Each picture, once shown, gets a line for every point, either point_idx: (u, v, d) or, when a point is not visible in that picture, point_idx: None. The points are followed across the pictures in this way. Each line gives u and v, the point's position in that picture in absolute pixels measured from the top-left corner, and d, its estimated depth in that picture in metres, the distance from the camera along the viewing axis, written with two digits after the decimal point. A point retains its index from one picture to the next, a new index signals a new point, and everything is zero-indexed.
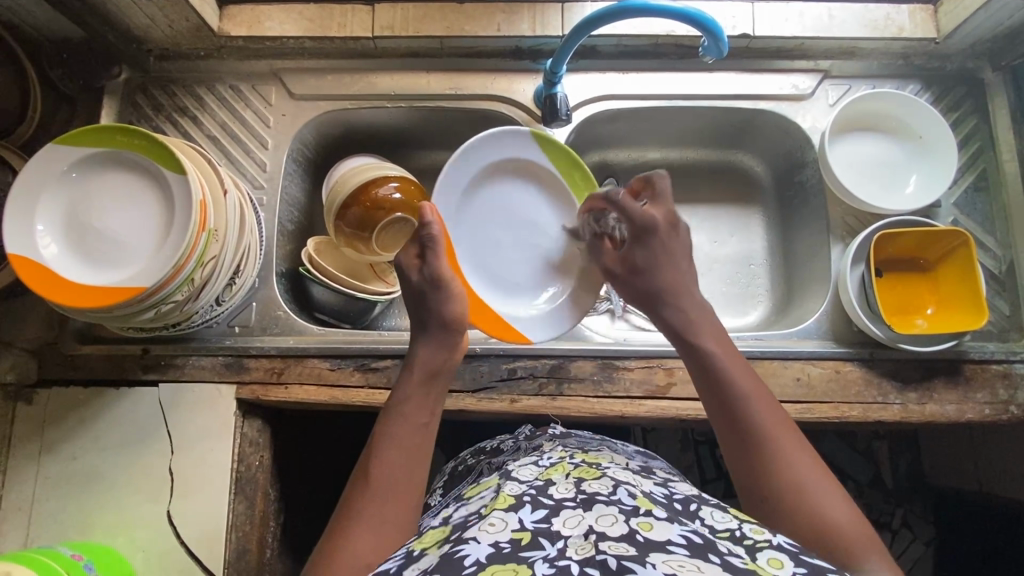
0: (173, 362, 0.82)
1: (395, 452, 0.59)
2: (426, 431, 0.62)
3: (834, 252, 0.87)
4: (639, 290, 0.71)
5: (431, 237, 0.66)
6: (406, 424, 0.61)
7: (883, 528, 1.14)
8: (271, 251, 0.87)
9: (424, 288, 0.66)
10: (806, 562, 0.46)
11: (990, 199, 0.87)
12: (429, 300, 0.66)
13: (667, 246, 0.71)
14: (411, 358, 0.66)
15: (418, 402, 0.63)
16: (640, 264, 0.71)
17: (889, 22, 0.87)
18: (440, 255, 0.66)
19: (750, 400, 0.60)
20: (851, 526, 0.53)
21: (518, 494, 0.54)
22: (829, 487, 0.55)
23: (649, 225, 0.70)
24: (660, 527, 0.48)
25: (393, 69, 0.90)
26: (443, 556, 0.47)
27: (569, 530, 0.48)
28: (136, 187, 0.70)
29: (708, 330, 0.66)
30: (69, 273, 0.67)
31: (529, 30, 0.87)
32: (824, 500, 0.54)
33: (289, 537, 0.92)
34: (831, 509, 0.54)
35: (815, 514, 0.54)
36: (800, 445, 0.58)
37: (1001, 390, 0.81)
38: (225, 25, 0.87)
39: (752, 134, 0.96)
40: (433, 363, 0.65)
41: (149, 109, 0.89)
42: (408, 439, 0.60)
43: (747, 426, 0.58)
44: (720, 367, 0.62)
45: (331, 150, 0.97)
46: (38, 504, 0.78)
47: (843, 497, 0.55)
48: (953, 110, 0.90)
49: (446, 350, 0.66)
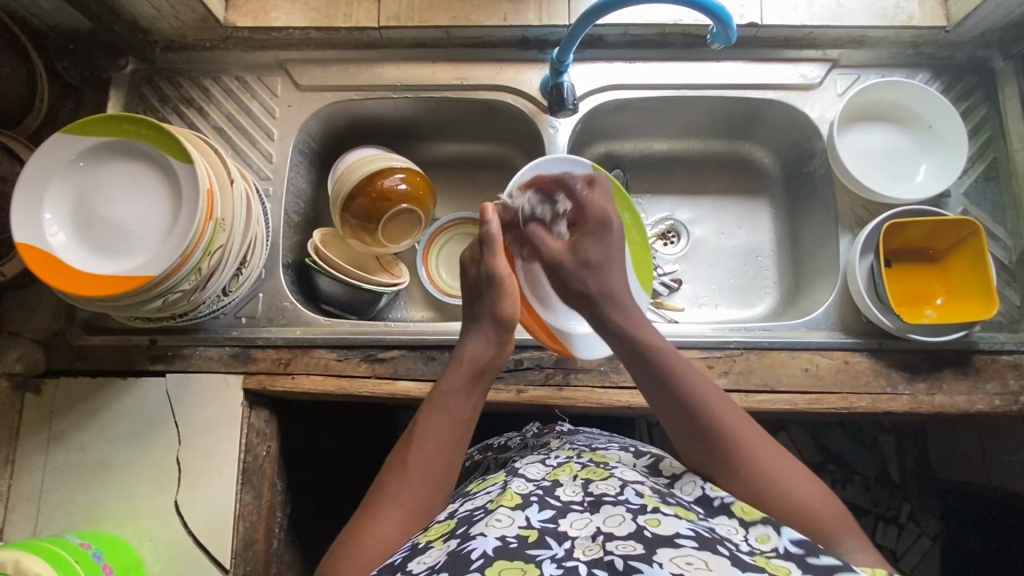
0: (180, 353, 0.82)
1: (434, 442, 0.59)
2: (467, 423, 0.62)
3: (842, 243, 0.86)
4: (594, 286, 0.69)
5: (491, 238, 0.69)
6: (447, 414, 0.61)
7: (889, 522, 1.13)
8: (276, 243, 0.86)
9: (480, 284, 0.69)
10: (814, 563, 0.46)
11: (1000, 189, 0.87)
12: (485, 296, 0.68)
13: (615, 236, 0.72)
14: (460, 352, 0.66)
15: (462, 395, 0.63)
16: (591, 260, 0.70)
17: (899, 11, 0.86)
18: (498, 254, 0.69)
19: (705, 396, 0.60)
20: (831, 512, 0.55)
21: (525, 493, 0.54)
22: (790, 466, 0.57)
23: (598, 215, 0.73)
24: (668, 522, 0.47)
25: (399, 59, 0.90)
26: (452, 552, 0.47)
27: (576, 531, 0.48)
28: (144, 177, 0.70)
29: (647, 328, 0.66)
30: (81, 262, 0.67)
31: (535, 20, 0.87)
32: (794, 484, 0.55)
33: (297, 529, 0.92)
34: (799, 490, 0.55)
35: (785, 497, 0.55)
36: (757, 431, 0.58)
37: (1012, 380, 0.80)
38: (231, 16, 0.87)
39: (760, 125, 0.96)
40: (481, 360, 0.65)
41: (156, 101, 0.89)
42: (448, 431, 0.60)
43: (704, 423, 0.58)
44: (667, 366, 0.62)
45: (338, 142, 0.96)
46: (47, 494, 0.79)
47: (806, 475, 0.56)
48: (963, 99, 0.89)
49: (494, 348, 0.66)
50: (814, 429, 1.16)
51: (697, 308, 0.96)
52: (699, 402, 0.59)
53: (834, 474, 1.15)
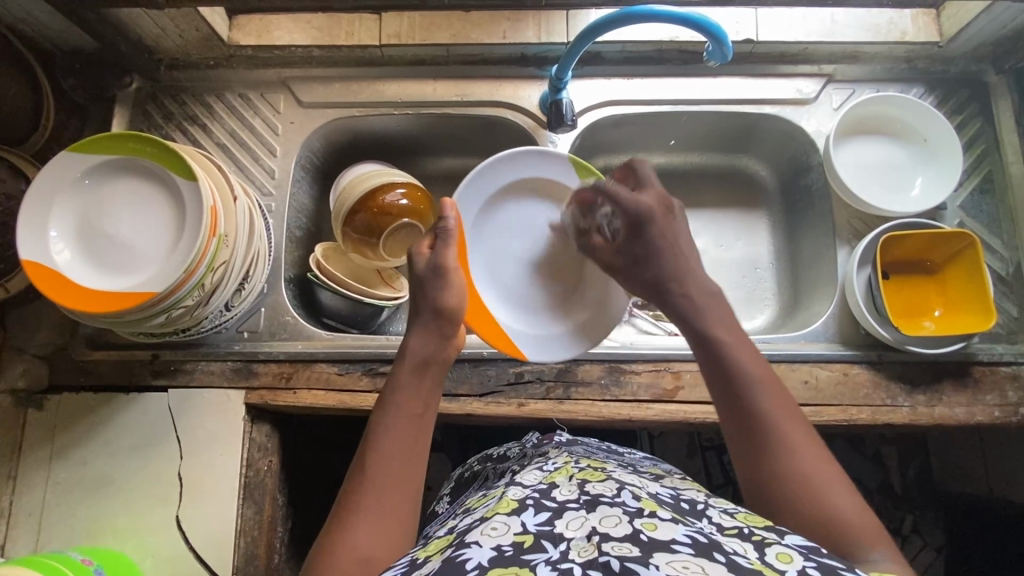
0: (182, 368, 0.82)
1: (394, 446, 0.59)
2: (421, 421, 0.62)
3: (839, 256, 0.87)
4: (648, 281, 0.71)
5: (446, 230, 0.69)
6: (401, 415, 0.61)
7: (893, 534, 1.13)
8: (279, 258, 0.87)
9: (426, 275, 0.68)
10: (815, 558, 0.46)
11: (996, 202, 0.88)
12: (431, 288, 0.67)
13: (665, 229, 0.71)
14: (403, 348, 0.66)
15: (411, 391, 0.63)
16: (638, 258, 0.72)
17: (892, 27, 0.88)
18: (449, 246, 0.68)
19: (758, 389, 0.58)
20: (863, 528, 0.52)
21: (521, 498, 0.54)
22: (835, 475, 0.55)
23: (641, 212, 0.71)
24: (665, 527, 0.47)
25: (399, 77, 0.91)
26: (446, 559, 0.47)
27: (572, 532, 0.48)
28: (148, 194, 0.71)
29: (718, 321, 0.64)
30: (83, 278, 0.68)
31: (534, 37, 0.88)
32: (831, 494, 0.53)
33: (297, 544, 0.92)
34: (839, 502, 0.53)
35: (826, 509, 0.53)
36: (809, 438, 0.57)
37: (1011, 392, 0.80)
38: (235, 35, 0.88)
39: (757, 139, 0.97)
40: (426, 352, 0.66)
41: (160, 118, 0.90)
42: (403, 430, 0.61)
43: (759, 419, 0.57)
44: (729, 357, 0.61)
45: (339, 157, 0.98)
46: (48, 509, 0.79)
47: (849, 487, 0.55)
48: (957, 113, 0.90)
49: (438, 341, 0.67)
50: None
51: None
52: (755, 394, 0.58)
53: None
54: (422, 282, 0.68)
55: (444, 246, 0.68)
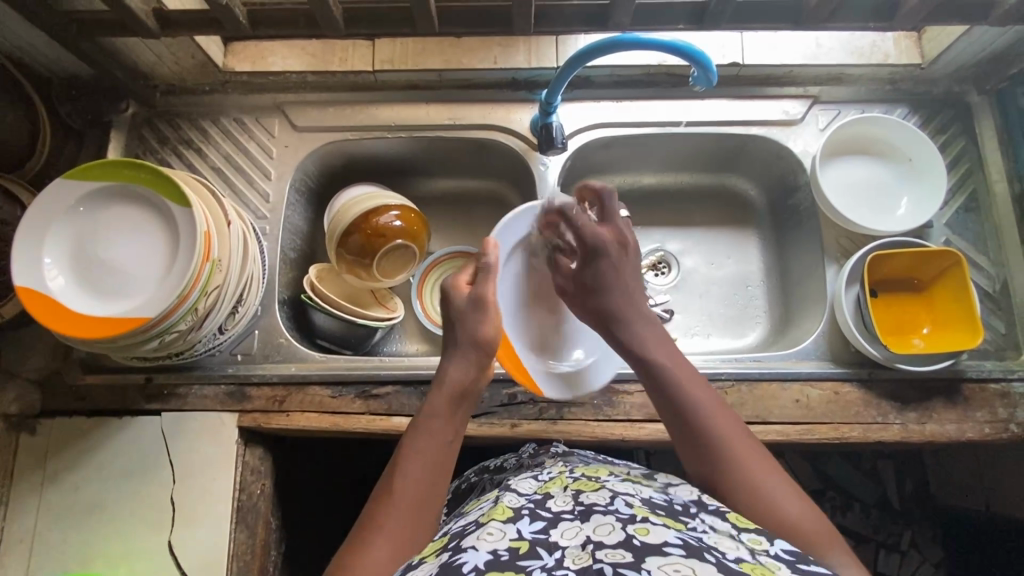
0: (175, 392, 0.82)
1: (420, 466, 0.60)
2: (449, 447, 0.63)
3: (828, 274, 0.88)
4: (596, 309, 0.72)
5: (487, 266, 0.71)
6: (431, 440, 0.62)
7: (891, 550, 1.12)
8: (273, 279, 0.88)
9: (468, 309, 0.69)
10: (804, 568, 0.46)
11: (981, 219, 0.89)
12: (470, 321, 0.68)
13: (616, 266, 0.73)
14: (442, 375, 0.67)
15: (445, 418, 0.64)
16: (593, 285, 0.73)
17: (874, 49, 0.90)
18: (491, 282, 0.70)
19: (704, 407, 0.62)
20: (819, 533, 0.54)
21: (516, 507, 0.54)
22: (779, 477, 0.57)
23: (596, 245, 0.74)
24: (657, 531, 0.47)
25: (393, 100, 0.93)
26: (443, 564, 0.47)
27: (567, 541, 0.48)
28: (143, 221, 0.72)
29: (658, 346, 0.68)
30: (76, 304, 0.68)
31: (524, 62, 0.90)
32: (783, 499, 0.56)
33: (289, 568, 0.91)
34: (780, 492, 0.56)
35: (779, 512, 0.55)
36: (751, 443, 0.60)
37: (1001, 409, 0.81)
38: (230, 60, 0.91)
39: (745, 159, 0.98)
40: (464, 382, 0.66)
41: (155, 142, 0.91)
42: (432, 454, 0.61)
43: (707, 433, 0.60)
44: (673, 381, 0.64)
45: (332, 180, 0.98)
46: (40, 536, 0.78)
47: (791, 486, 0.57)
48: (941, 133, 0.92)
49: (476, 370, 0.68)
50: (812, 456, 1.16)
51: (689, 338, 0.97)
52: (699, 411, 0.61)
53: (833, 500, 1.14)
54: (463, 316, 0.69)
55: (489, 280, 0.70)
